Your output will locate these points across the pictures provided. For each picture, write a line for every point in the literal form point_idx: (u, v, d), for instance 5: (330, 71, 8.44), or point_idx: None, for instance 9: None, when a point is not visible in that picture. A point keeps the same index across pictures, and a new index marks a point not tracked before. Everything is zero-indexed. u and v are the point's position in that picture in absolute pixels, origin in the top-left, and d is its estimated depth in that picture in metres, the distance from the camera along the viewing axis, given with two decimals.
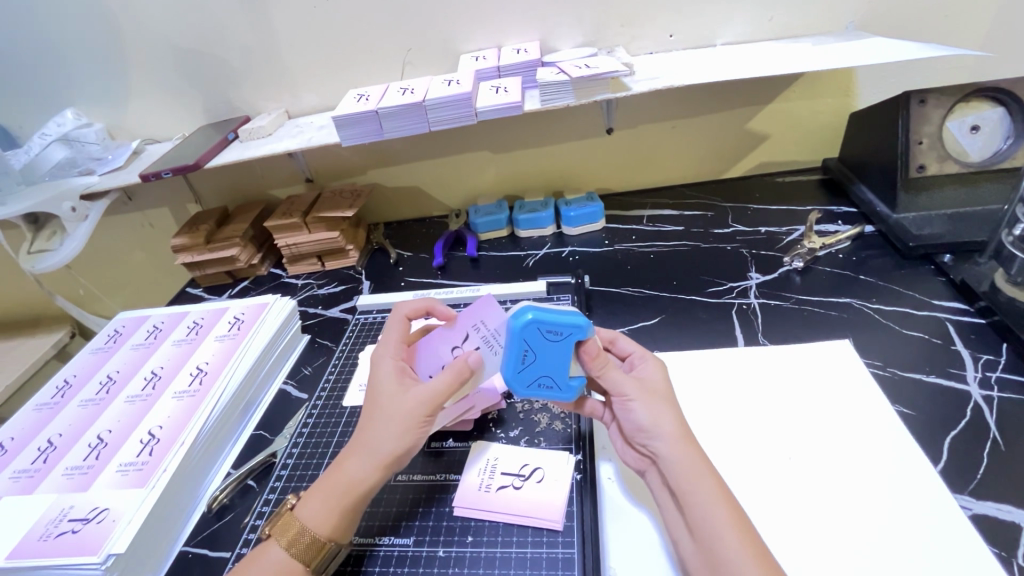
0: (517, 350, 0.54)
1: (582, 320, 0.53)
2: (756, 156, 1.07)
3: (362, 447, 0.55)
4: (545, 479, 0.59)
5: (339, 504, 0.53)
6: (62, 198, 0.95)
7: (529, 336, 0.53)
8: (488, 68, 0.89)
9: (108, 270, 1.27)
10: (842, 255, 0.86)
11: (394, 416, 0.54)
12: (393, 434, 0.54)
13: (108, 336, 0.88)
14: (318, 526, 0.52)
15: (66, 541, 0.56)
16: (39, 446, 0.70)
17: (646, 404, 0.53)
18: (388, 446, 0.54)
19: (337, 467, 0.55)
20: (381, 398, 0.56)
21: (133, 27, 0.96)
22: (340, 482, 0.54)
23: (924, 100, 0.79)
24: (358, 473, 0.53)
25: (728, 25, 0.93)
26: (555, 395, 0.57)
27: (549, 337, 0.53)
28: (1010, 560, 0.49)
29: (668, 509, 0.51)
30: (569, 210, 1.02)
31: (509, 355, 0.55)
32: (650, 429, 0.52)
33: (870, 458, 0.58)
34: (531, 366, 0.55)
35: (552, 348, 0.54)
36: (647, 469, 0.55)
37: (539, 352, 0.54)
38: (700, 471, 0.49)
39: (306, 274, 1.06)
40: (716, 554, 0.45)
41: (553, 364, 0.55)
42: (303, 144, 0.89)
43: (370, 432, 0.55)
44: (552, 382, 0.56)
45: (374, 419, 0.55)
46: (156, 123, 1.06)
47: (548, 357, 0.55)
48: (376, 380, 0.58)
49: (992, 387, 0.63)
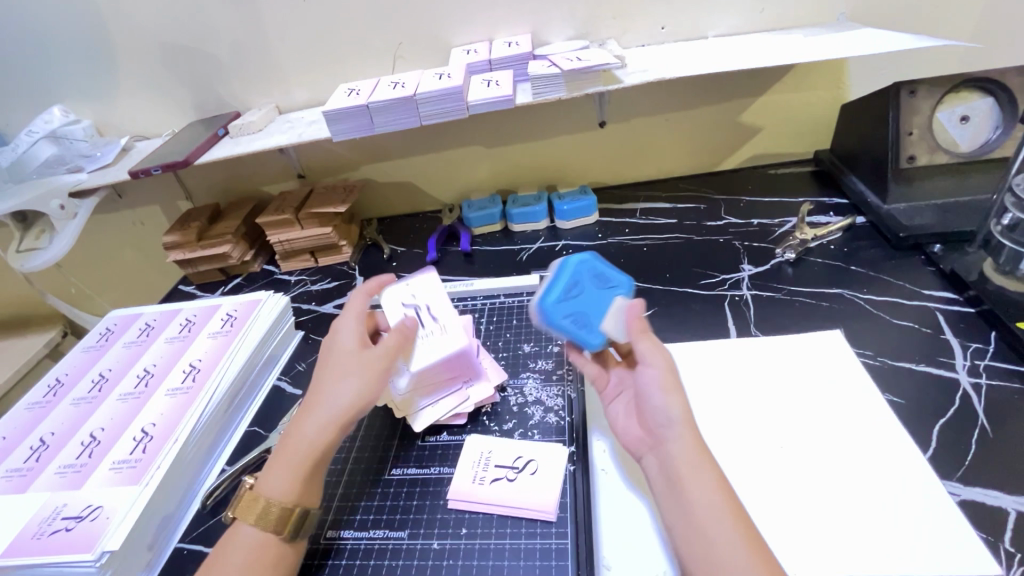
0: (569, 278, 0.59)
1: (626, 279, 0.62)
2: (749, 149, 1.07)
3: (312, 407, 0.57)
4: (539, 471, 0.59)
5: (299, 469, 0.54)
6: (52, 195, 0.94)
7: (581, 271, 0.60)
8: (479, 62, 0.89)
9: (100, 268, 1.26)
10: (834, 246, 0.86)
11: (349, 374, 0.57)
12: (348, 393, 0.56)
13: (99, 335, 0.87)
14: (284, 491, 0.53)
15: (61, 539, 0.56)
16: (31, 445, 0.69)
17: (664, 388, 0.53)
18: (342, 403, 0.56)
19: (293, 434, 0.56)
20: (337, 357, 0.59)
21: (121, 23, 0.95)
22: (296, 443, 0.55)
23: (913, 91, 0.80)
24: (312, 433, 0.55)
25: (719, 16, 0.93)
26: (578, 335, 0.58)
27: (599, 282, 0.61)
28: (997, 544, 0.49)
29: (662, 497, 0.51)
30: (562, 203, 1.02)
31: (557, 283, 0.59)
32: (668, 413, 0.52)
33: (864, 445, 0.58)
34: (571, 300, 0.59)
35: (596, 292, 0.60)
36: (646, 454, 0.55)
37: (585, 288, 0.60)
38: (704, 461, 0.50)
39: (300, 271, 1.06)
40: (714, 542, 0.45)
41: (593, 307, 0.60)
42: (294, 139, 0.88)
43: (325, 392, 0.57)
44: (583, 323, 0.59)
45: (327, 380, 0.58)
46: (146, 120, 1.05)
47: (586, 297, 0.60)
48: (336, 345, 0.60)
49: (981, 375, 0.63)
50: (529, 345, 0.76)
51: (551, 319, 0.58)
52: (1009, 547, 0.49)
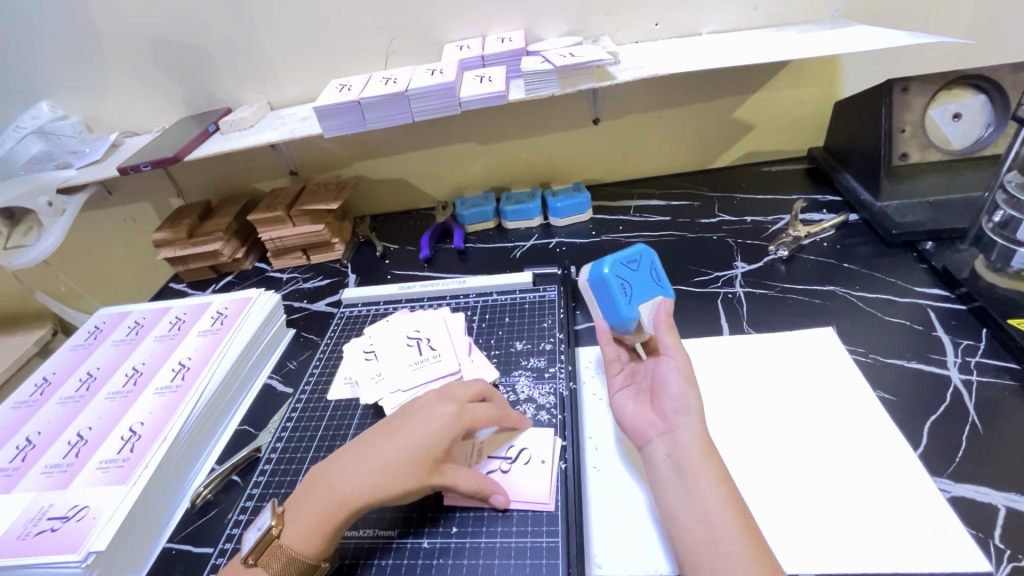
0: (632, 255, 0.63)
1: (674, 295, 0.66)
2: (743, 146, 1.07)
3: (363, 472, 0.54)
4: (530, 462, 0.60)
5: (323, 526, 0.52)
6: (37, 192, 0.92)
7: (648, 260, 0.64)
8: (472, 57, 0.88)
9: (90, 266, 1.25)
10: (827, 244, 0.86)
11: (411, 467, 0.53)
12: (398, 479, 0.53)
13: (88, 333, 0.86)
14: (304, 545, 0.51)
15: (46, 540, 0.55)
16: (17, 444, 0.68)
17: (686, 379, 0.54)
18: (389, 489, 0.53)
19: (332, 481, 0.54)
20: (412, 439, 0.55)
21: (111, 18, 0.94)
22: (329, 499, 0.53)
23: (906, 88, 0.79)
24: (350, 495, 0.53)
25: (713, 13, 0.93)
26: (618, 296, 0.61)
27: (654, 275, 0.64)
28: (987, 540, 0.49)
29: (664, 484, 0.50)
30: (556, 201, 1.01)
31: (625, 253, 0.63)
32: (685, 403, 0.53)
33: (857, 443, 0.58)
34: (628, 271, 0.62)
35: (649, 279, 0.63)
36: (652, 437, 0.53)
37: (643, 270, 0.63)
38: (710, 452, 0.50)
39: (292, 268, 1.05)
40: (719, 532, 0.45)
41: (641, 287, 0.62)
42: (285, 136, 0.87)
43: (379, 465, 0.54)
44: (628, 292, 0.61)
45: (386, 455, 0.54)
46: (135, 116, 1.04)
47: (639, 277, 0.63)
48: (423, 428, 0.56)
49: (972, 371, 0.64)
50: (521, 342, 0.76)
51: (607, 274, 0.61)
52: (998, 543, 0.49)
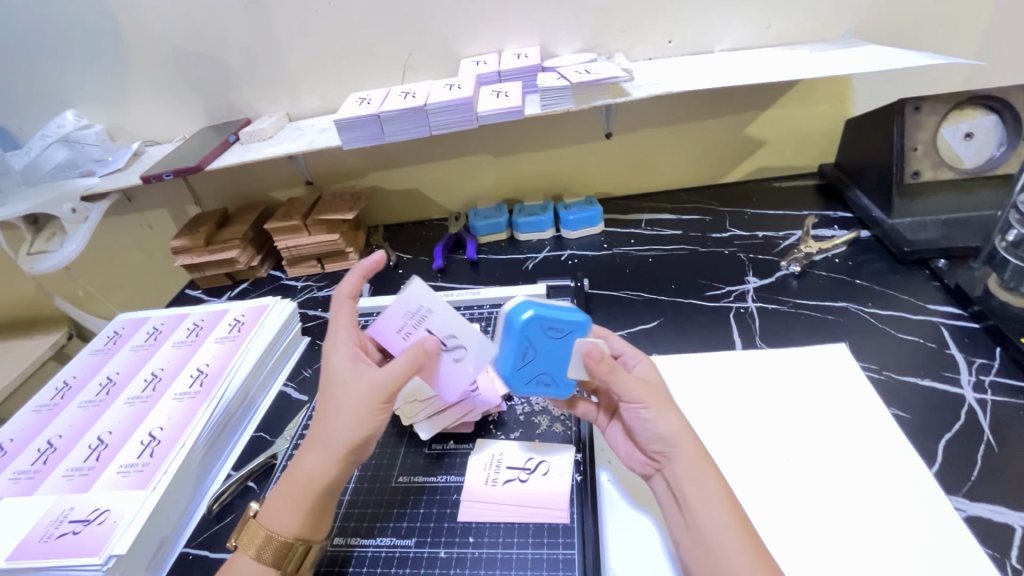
0: (518, 347, 0.54)
1: (582, 318, 0.55)
2: (754, 161, 1.08)
3: (316, 439, 0.54)
4: (461, 360, 0.58)
5: (300, 505, 0.53)
6: (64, 198, 0.95)
7: (531, 332, 0.54)
8: (489, 73, 0.90)
9: (108, 271, 1.27)
10: (839, 260, 0.87)
11: (347, 405, 0.54)
12: (348, 424, 0.53)
13: (107, 338, 0.88)
14: (284, 527, 0.52)
15: (68, 543, 0.56)
16: (38, 447, 0.70)
17: (657, 413, 0.52)
18: (343, 436, 0.53)
19: (296, 467, 0.55)
20: (334, 388, 0.56)
21: (137, 30, 0.97)
22: (298, 481, 0.54)
23: (919, 107, 0.81)
24: (315, 470, 0.53)
25: (726, 32, 0.94)
26: (550, 392, 0.58)
27: (551, 334, 0.54)
28: (1003, 561, 0.49)
29: (672, 515, 0.51)
30: (569, 213, 1.02)
31: (510, 352, 0.55)
32: (664, 439, 0.52)
33: (873, 459, 0.58)
34: (530, 364, 0.56)
35: (554, 344, 0.55)
36: (654, 475, 0.55)
37: (541, 348, 0.55)
38: (708, 477, 0.50)
39: (306, 276, 1.06)
40: (719, 555, 0.46)
41: (551, 361, 0.56)
42: (304, 147, 0.89)
43: (325, 425, 0.55)
44: (548, 379, 0.57)
45: (329, 410, 0.55)
46: (157, 125, 1.07)
47: (547, 354, 0.55)
48: (333, 371, 0.57)
49: (986, 391, 0.64)
50: None
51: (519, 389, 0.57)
52: (1015, 564, 0.49)
